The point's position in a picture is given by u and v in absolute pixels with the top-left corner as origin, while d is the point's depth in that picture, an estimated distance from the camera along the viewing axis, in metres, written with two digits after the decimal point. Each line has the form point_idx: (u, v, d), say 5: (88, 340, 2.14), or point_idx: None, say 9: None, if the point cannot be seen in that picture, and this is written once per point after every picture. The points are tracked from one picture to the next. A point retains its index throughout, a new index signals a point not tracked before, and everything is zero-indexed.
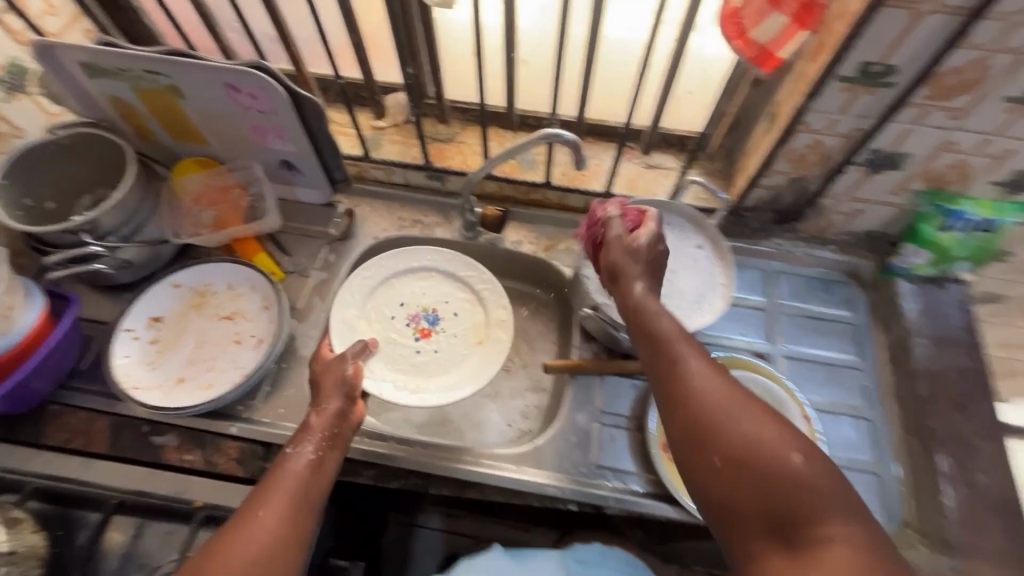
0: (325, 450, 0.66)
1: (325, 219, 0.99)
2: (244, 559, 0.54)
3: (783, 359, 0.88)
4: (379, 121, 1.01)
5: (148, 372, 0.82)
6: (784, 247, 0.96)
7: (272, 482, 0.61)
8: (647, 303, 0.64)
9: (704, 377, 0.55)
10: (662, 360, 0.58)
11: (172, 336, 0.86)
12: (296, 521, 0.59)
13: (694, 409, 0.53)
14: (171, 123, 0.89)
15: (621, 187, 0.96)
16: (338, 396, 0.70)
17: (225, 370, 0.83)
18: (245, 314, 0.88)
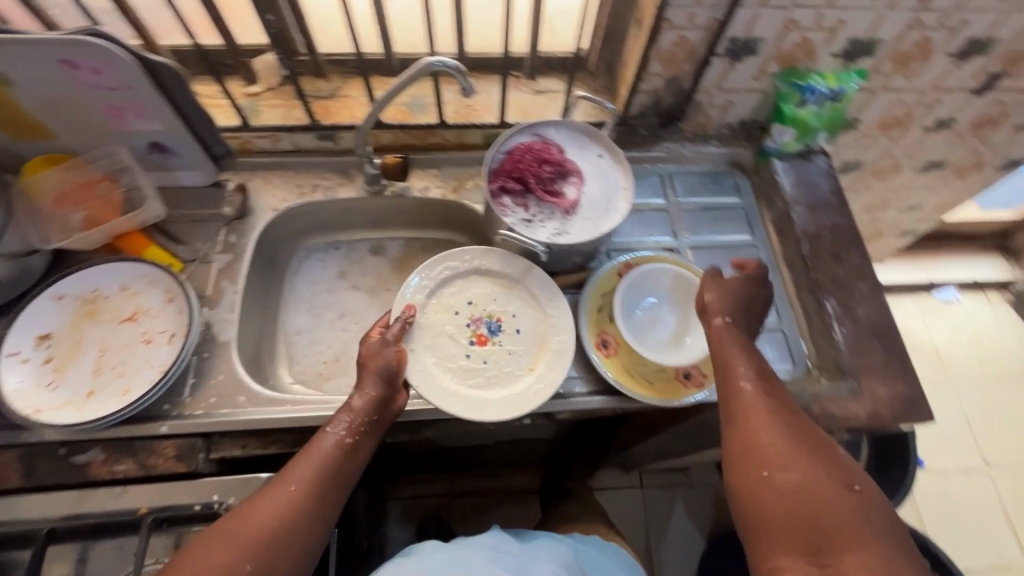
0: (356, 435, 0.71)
1: (215, 200, 0.93)
2: (259, 522, 0.62)
3: (690, 250, 0.96)
4: (251, 87, 0.94)
5: (49, 394, 0.75)
6: (674, 149, 1.02)
7: (304, 453, 0.68)
8: (721, 338, 0.75)
9: (763, 408, 0.67)
10: (729, 390, 0.70)
11: (69, 350, 0.78)
12: (314, 494, 0.66)
13: (749, 429, 0.66)
14: (4, 118, 0.78)
15: (515, 116, 0.97)
16: (380, 382, 0.74)
17: (139, 372, 0.77)
18: (148, 312, 0.81)
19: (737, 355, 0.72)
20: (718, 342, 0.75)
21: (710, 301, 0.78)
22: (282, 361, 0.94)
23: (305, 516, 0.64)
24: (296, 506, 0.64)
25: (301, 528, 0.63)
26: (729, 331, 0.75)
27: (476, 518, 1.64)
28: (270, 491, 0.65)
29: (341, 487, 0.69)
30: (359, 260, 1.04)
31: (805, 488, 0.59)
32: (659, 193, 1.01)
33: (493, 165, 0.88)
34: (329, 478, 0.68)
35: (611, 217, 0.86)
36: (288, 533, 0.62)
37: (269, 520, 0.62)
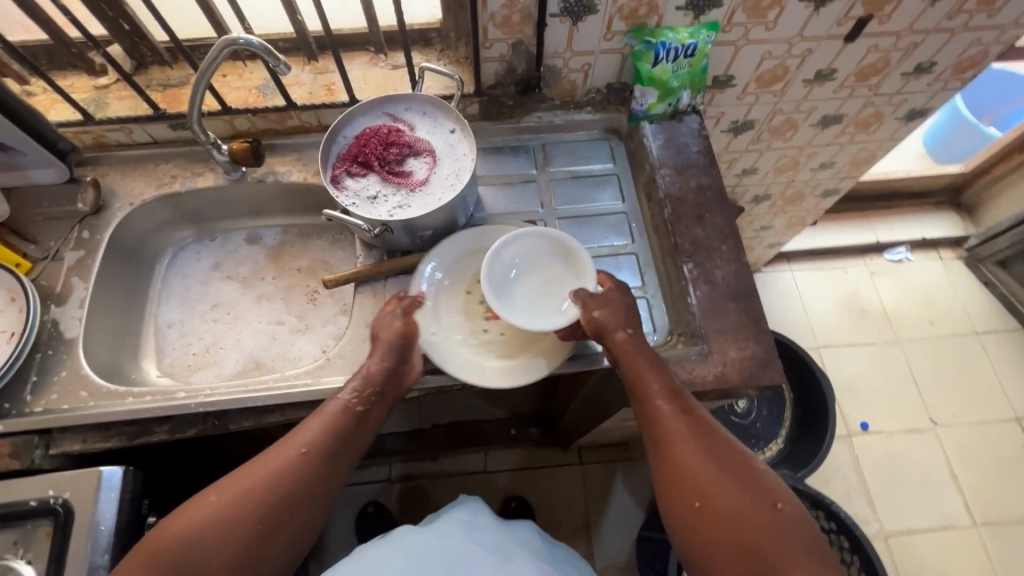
0: (368, 404, 0.74)
1: (70, 196, 0.92)
2: (259, 488, 0.65)
3: (557, 221, 0.94)
4: (100, 80, 0.93)
5: None
6: (544, 118, 0.99)
7: (315, 418, 0.72)
8: (630, 355, 0.75)
9: (684, 432, 0.70)
10: (650, 416, 0.72)
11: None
12: (322, 463, 0.69)
13: (674, 457, 0.69)
14: None
15: (372, 94, 0.95)
16: (395, 352, 0.76)
17: None
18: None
19: (651, 375, 0.74)
20: (629, 366, 0.75)
21: (607, 325, 0.76)
22: (151, 354, 0.93)
23: (311, 480, 0.68)
24: (305, 467, 0.68)
25: (298, 498, 0.66)
26: (637, 351, 0.75)
27: (414, 503, 1.64)
28: (274, 456, 0.68)
29: (350, 454, 0.72)
30: (234, 250, 1.03)
31: (737, 514, 0.63)
32: (530, 165, 0.99)
33: (337, 148, 0.85)
34: (333, 446, 0.70)
35: (451, 191, 0.82)
36: (292, 496, 0.66)
37: (274, 476, 0.66)
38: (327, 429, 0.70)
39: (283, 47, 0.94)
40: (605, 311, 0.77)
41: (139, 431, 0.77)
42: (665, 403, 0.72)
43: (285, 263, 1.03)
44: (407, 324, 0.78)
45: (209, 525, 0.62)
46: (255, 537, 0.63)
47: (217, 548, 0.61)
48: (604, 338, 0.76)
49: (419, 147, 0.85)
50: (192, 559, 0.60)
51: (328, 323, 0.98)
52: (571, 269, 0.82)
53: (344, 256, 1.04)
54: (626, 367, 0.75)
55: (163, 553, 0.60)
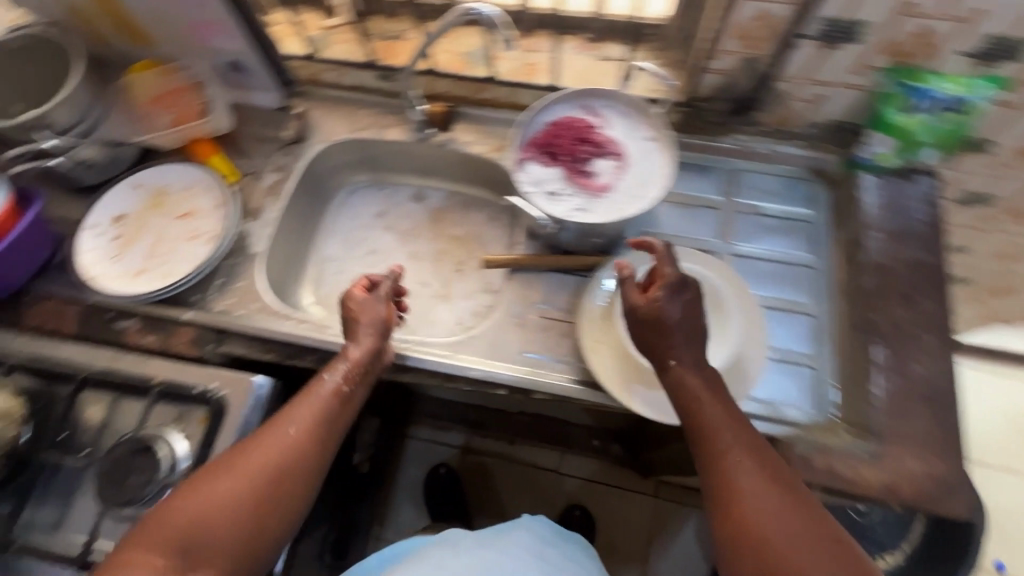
0: (353, 383, 0.72)
1: (278, 123, 0.99)
2: (260, 463, 0.63)
3: (731, 257, 0.86)
4: (328, 20, 0.99)
5: (111, 264, 0.88)
6: (745, 143, 0.91)
7: (297, 402, 0.69)
8: (683, 388, 0.64)
9: (761, 483, 0.57)
10: (716, 464, 0.59)
11: (131, 229, 0.90)
12: (315, 434, 0.66)
13: (743, 518, 0.55)
14: (120, 23, 0.89)
15: (572, 82, 0.92)
16: (371, 332, 0.74)
17: (180, 262, 0.88)
18: (199, 212, 0.91)
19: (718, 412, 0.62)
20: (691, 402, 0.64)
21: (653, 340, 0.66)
22: (309, 282, 1.00)
23: (306, 453, 0.65)
24: (297, 443, 0.65)
25: (294, 467, 0.64)
26: (694, 380, 0.64)
27: (482, 478, 1.68)
28: (263, 439, 0.65)
29: (337, 431, 0.69)
30: (398, 204, 1.07)
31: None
32: (715, 189, 0.91)
33: (529, 130, 0.82)
34: (327, 420, 0.68)
35: (639, 203, 0.78)
36: (289, 471, 0.64)
37: (274, 452, 0.64)
38: (313, 408, 0.68)
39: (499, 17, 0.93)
40: (665, 300, 0.66)
41: (293, 353, 0.84)
42: (735, 446, 0.59)
43: (442, 228, 1.05)
44: (364, 314, 0.75)
45: (207, 505, 0.60)
46: (259, 516, 0.61)
47: (219, 528, 0.59)
48: (659, 341, 0.66)
49: (609, 149, 0.81)
50: (197, 543, 0.58)
51: (469, 296, 0.99)
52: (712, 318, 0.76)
53: (497, 235, 1.03)
54: (684, 403, 0.64)
55: (165, 541, 0.58)
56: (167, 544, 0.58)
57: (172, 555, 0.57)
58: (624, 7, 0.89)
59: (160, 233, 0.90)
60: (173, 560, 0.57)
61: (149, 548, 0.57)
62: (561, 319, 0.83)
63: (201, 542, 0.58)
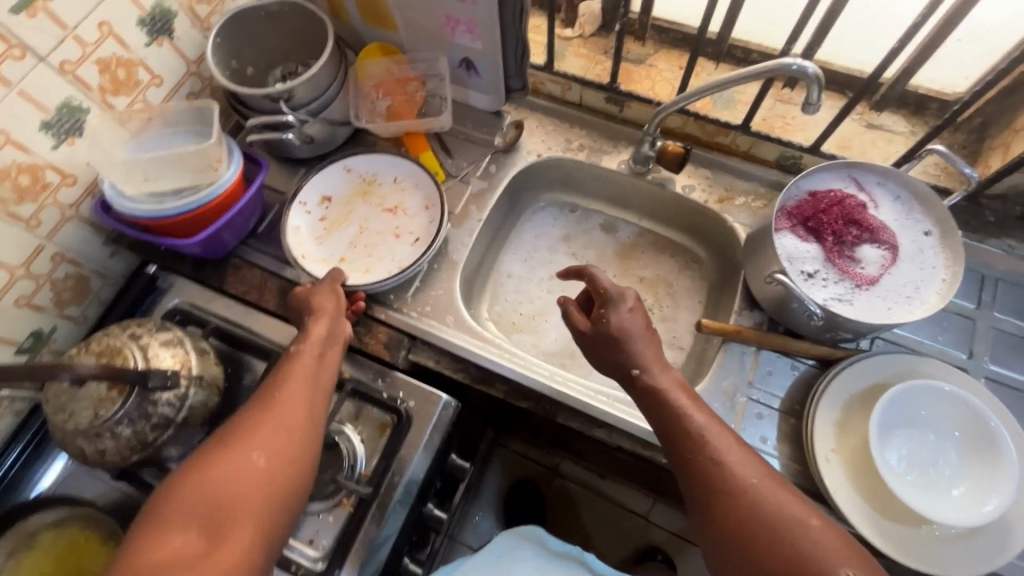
0: (327, 345, 0.68)
1: (492, 127, 0.96)
2: (263, 428, 0.57)
3: (983, 379, 0.75)
4: (567, 30, 0.94)
5: (316, 246, 0.88)
6: (1016, 251, 0.79)
7: (284, 368, 0.64)
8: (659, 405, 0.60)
9: (764, 488, 0.52)
10: (710, 482, 0.54)
11: (339, 215, 0.90)
12: (308, 392, 0.62)
13: (755, 536, 0.50)
14: (368, 4, 0.88)
15: (830, 147, 0.83)
16: (327, 293, 0.74)
17: (384, 259, 0.86)
18: (406, 210, 0.90)
19: (708, 427, 0.57)
20: (677, 423, 0.58)
21: (608, 364, 0.65)
22: (486, 296, 0.97)
23: (304, 408, 0.60)
24: (289, 401, 0.60)
25: (295, 424, 0.59)
26: (679, 392, 0.60)
27: (570, 512, 1.44)
28: (264, 403, 0.60)
29: (326, 387, 0.65)
30: (587, 231, 1.01)
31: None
32: (970, 297, 0.79)
33: (789, 197, 0.75)
34: (316, 382, 0.64)
35: (911, 308, 0.69)
36: (294, 426, 0.59)
37: (275, 417, 0.58)
38: (300, 371, 0.64)
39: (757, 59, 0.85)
40: (610, 312, 0.65)
41: (482, 379, 0.80)
42: (729, 457, 0.54)
43: (629, 267, 0.98)
44: (329, 280, 0.76)
45: (218, 472, 0.53)
46: (277, 470, 0.55)
47: (238, 488, 0.52)
48: (633, 358, 0.63)
49: (882, 240, 0.72)
50: (208, 508, 0.51)
51: None
52: (975, 457, 0.66)
53: (688, 289, 0.95)
54: (675, 423, 0.58)
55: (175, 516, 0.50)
56: (185, 517, 0.50)
57: (191, 528, 0.50)
58: (965, 83, 0.76)
59: (366, 224, 0.90)
60: (192, 532, 0.49)
61: (162, 525, 0.50)
62: (778, 408, 0.75)
63: (216, 506, 0.51)
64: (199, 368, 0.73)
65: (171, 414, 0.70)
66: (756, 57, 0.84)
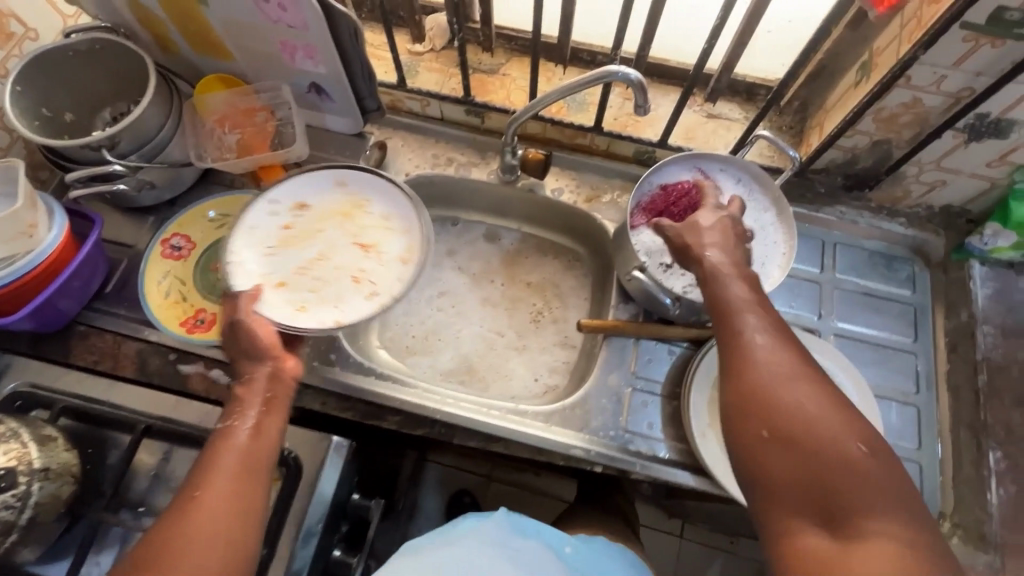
0: (265, 414, 0.62)
1: (356, 150, 0.93)
2: (196, 541, 0.52)
3: (832, 336, 0.83)
4: (416, 45, 0.93)
5: (263, 255, 0.79)
6: (847, 216, 0.87)
7: (211, 458, 0.58)
8: (717, 278, 0.60)
9: (796, 377, 0.51)
10: (741, 361, 0.54)
11: (305, 232, 0.82)
12: (241, 485, 0.57)
13: (776, 413, 0.50)
14: (195, 34, 0.82)
15: (677, 138, 0.88)
16: (256, 360, 0.66)
17: (330, 302, 0.78)
18: (380, 253, 0.82)
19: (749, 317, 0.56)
20: (721, 313, 0.58)
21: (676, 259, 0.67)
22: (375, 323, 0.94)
23: (235, 512, 0.55)
24: (220, 502, 0.55)
25: (228, 528, 0.54)
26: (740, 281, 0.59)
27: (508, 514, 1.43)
28: (189, 508, 0.54)
29: (264, 476, 0.59)
30: (471, 243, 1.00)
31: (862, 486, 0.46)
32: (815, 262, 0.87)
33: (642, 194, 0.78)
34: (252, 466, 0.58)
35: (759, 285, 0.75)
36: (225, 530, 0.54)
37: (206, 527, 0.53)
38: (230, 459, 0.58)
39: (601, 61, 0.88)
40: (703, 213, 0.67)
41: (371, 414, 0.78)
42: (764, 344, 0.54)
43: (516, 273, 0.98)
44: (246, 310, 0.69)
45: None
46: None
47: None
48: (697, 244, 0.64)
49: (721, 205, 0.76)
50: None
51: (545, 349, 0.93)
52: None
53: (575, 287, 0.97)
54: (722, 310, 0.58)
55: None
56: None
57: None
58: (781, 70, 0.84)
59: (331, 252, 0.82)
60: None
61: None
62: (660, 394, 0.79)
63: None
64: (42, 460, 0.65)
65: (11, 517, 0.62)
66: (600, 59, 0.88)
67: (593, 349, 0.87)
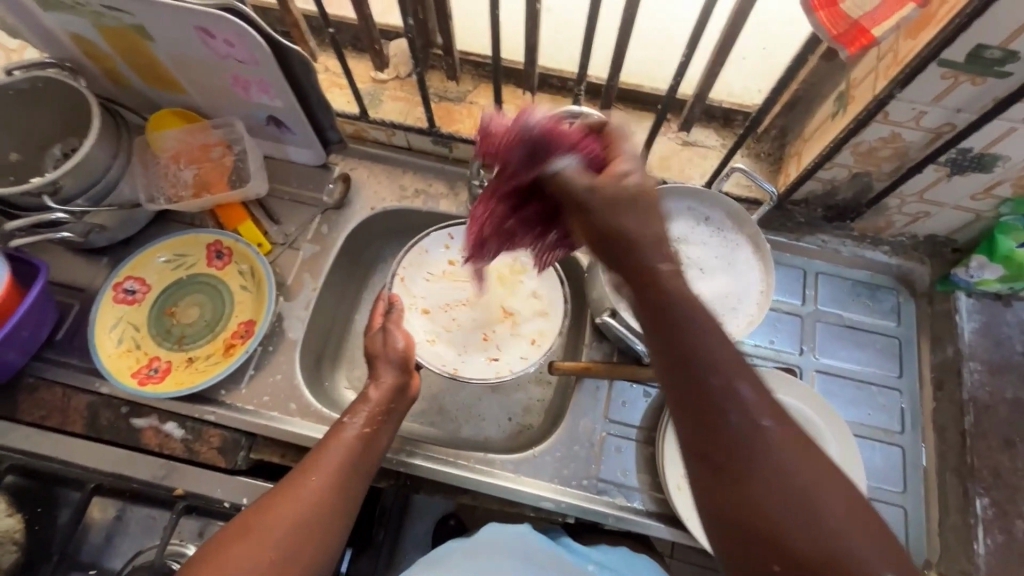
0: (376, 424, 0.67)
1: (319, 183, 0.89)
2: (290, 527, 0.57)
3: (814, 374, 0.80)
4: (379, 72, 0.89)
5: (424, 280, 0.85)
6: (829, 245, 0.84)
7: (323, 449, 0.64)
8: (666, 298, 0.45)
9: (824, 485, 0.41)
10: (753, 472, 0.41)
11: (466, 276, 0.86)
12: (340, 488, 0.61)
13: (824, 548, 0.39)
14: (144, 68, 0.79)
15: (652, 167, 0.84)
16: (393, 368, 0.71)
17: (458, 350, 0.82)
18: (517, 322, 0.83)
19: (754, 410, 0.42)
20: (697, 397, 0.43)
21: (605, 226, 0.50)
22: (344, 365, 0.88)
23: (324, 513, 0.59)
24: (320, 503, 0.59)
25: (317, 523, 0.58)
26: (727, 348, 0.44)
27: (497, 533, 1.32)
28: (290, 492, 0.59)
29: (359, 482, 0.64)
30: None
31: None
32: (797, 294, 0.83)
33: (527, 126, 0.56)
34: (354, 469, 0.63)
35: (736, 323, 0.72)
36: (313, 523, 0.58)
37: (301, 519, 0.58)
38: (340, 456, 0.63)
39: (571, 87, 0.84)
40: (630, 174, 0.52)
41: None
42: (757, 415, 0.42)
43: None
44: (377, 334, 0.75)
45: (231, 559, 0.53)
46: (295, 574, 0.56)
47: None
48: (642, 236, 0.49)
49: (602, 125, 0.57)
50: None
51: (519, 387, 0.88)
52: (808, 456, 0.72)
53: None
54: (702, 389, 0.43)
55: None
56: None
57: None
58: (757, 96, 0.80)
59: (478, 300, 0.85)
60: None
61: None
62: (635, 438, 0.76)
63: None
64: None
65: None
66: (569, 85, 0.84)
67: (566, 387, 0.83)
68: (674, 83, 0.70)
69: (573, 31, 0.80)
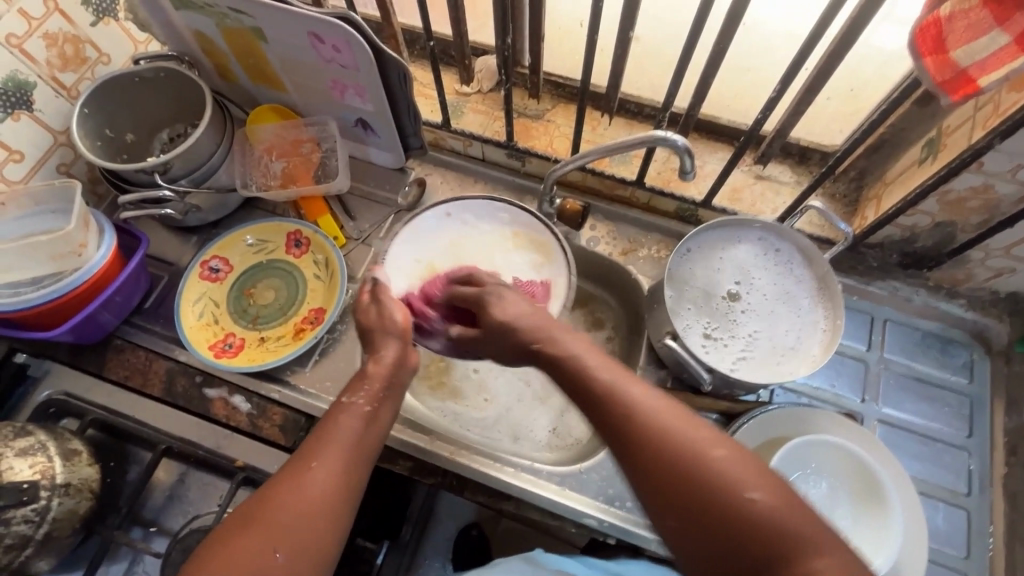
0: (378, 402, 0.60)
1: (395, 185, 0.93)
2: (293, 516, 0.52)
3: (876, 423, 0.77)
4: (464, 86, 0.94)
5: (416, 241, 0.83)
6: (901, 293, 0.82)
7: (322, 430, 0.58)
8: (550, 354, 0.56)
9: (689, 427, 0.49)
10: (642, 441, 0.49)
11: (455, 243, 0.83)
12: (344, 475, 0.56)
13: (708, 489, 0.46)
14: (252, 65, 0.85)
15: (723, 198, 0.85)
16: (392, 340, 0.64)
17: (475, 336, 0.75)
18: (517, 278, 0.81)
19: (616, 381, 0.53)
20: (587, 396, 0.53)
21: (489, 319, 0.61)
22: None
23: (330, 501, 0.54)
24: (321, 492, 0.54)
25: (319, 514, 0.53)
26: (583, 351, 0.56)
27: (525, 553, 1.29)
28: (288, 476, 0.54)
29: (366, 464, 0.58)
30: None
31: (802, 528, 0.44)
32: (862, 339, 0.81)
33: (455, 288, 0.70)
34: (358, 454, 0.58)
35: (796, 363, 0.71)
36: (316, 513, 0.53)
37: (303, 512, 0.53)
38: (339, 440, 0.57)
39: (648, 113, 0.86)
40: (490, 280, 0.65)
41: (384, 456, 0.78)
42: (638, 395, 0.51)
43: None
44: (371, 304, 0.67)
45: (237, 554, 0.50)
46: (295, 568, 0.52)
47: None
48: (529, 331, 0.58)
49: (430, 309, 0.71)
50: None
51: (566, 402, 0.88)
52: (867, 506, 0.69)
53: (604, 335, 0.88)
54: (578, 386, 0.54)
55: None
56: None
57: None
58: (838, 138, 0.80)
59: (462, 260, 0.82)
60: None
61: None
62: None
63: None
64: (65, 475, 0.69)
65: (28, 531, 0.66)
66: (649, 112, 0.86)
67: None
68: (759, 117, 0.71)
69: (658, 60, 0.83)
